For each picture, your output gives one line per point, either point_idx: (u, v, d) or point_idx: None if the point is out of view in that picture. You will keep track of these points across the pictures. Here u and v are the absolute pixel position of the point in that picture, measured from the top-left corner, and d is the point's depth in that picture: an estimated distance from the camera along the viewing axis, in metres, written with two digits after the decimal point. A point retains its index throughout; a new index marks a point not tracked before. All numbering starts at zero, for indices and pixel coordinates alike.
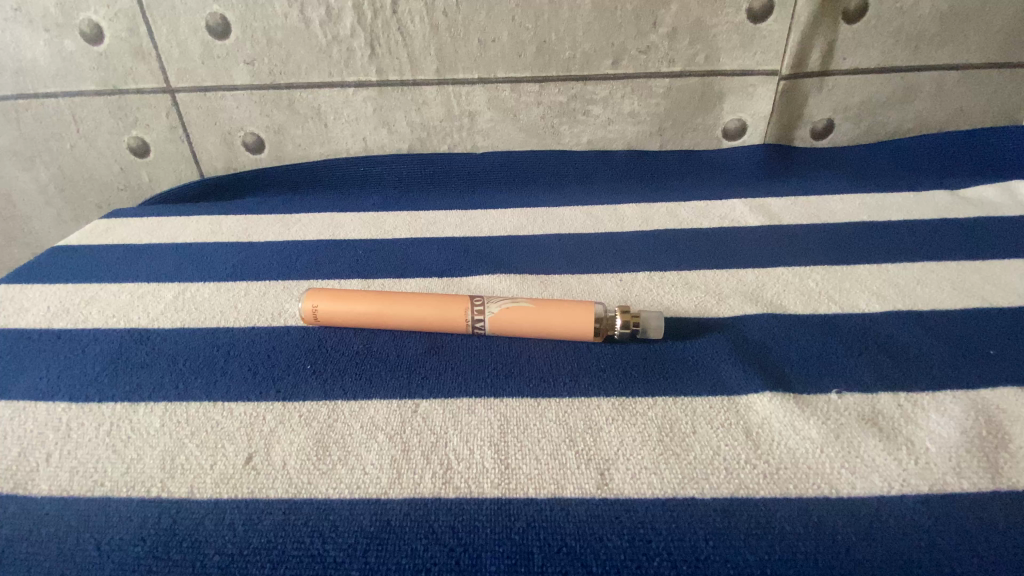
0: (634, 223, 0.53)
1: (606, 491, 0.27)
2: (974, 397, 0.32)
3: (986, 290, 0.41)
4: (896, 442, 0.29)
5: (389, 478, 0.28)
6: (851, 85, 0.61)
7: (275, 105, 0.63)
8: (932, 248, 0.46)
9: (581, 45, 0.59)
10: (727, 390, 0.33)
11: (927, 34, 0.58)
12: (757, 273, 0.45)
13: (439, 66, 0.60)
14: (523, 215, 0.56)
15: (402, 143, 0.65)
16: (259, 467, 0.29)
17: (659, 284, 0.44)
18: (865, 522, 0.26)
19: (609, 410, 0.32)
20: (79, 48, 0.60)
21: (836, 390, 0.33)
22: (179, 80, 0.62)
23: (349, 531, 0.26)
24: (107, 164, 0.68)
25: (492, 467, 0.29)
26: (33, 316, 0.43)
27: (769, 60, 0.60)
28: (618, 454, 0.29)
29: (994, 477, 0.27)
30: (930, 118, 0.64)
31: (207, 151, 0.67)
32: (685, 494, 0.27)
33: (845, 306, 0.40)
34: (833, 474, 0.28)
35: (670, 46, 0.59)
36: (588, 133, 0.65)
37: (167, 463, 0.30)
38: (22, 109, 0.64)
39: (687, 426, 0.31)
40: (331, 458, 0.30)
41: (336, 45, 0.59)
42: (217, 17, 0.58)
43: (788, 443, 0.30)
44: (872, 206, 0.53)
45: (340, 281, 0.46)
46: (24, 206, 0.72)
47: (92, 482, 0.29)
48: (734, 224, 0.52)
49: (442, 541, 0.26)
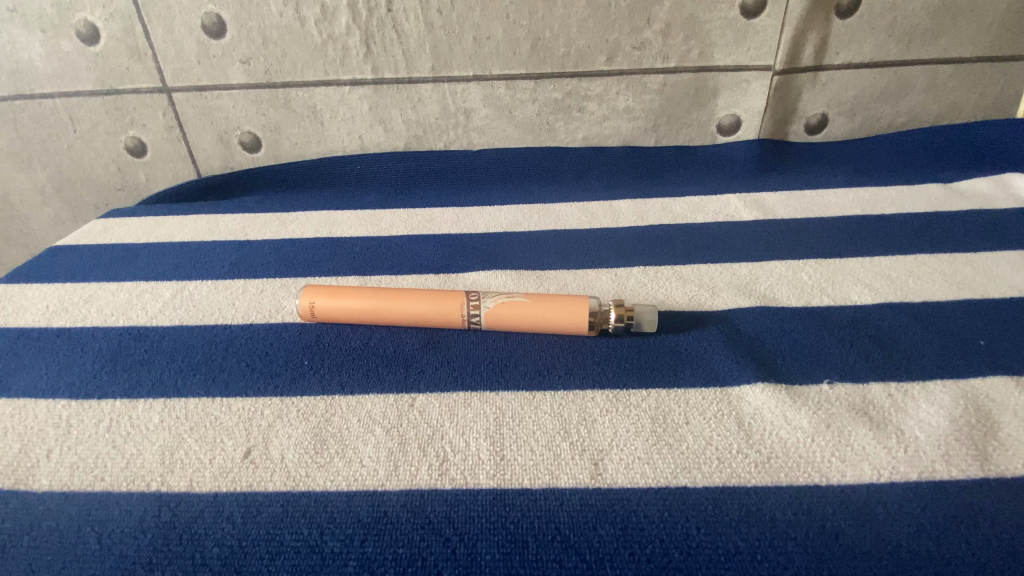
0: (630, 219, 0.54)
1: (600, 480, 0.28)
2: (963, 386, 0.33)
3: (978, 282, 0.41)
4: (886, 432, 0.30)
5: (387, 469, 0.29)
6: (845, 79, 0.61)
7: (272, 104, 0.63)
8: (925, 242, 0.46)
9: (576, 42, 0.59)
10: (720, 381, 0.34)
11: (920, 28, 0.59)
12: (750, 267, 0.45)
13: (435, 64, 0.61)
14: (519, 211, 0.56)
15: (398, 141, 0.66)
16: (258, 460, 0.30)
17: (654, 278, 0.44)
18: (854, 509, 0.26)
19: (603, 402, 0.33)
20: (75, 49, 0.60)
21: (828, 381, 0.33)
22: (175, 79, 0.62)
23: (348, 522, 0.26)
24: (104, 164, 0.69)
25: (488, 459, 0.29)
26: (33, 315, 0.43)
27: (762, 55, 0.60)
28: (612, 445, 0.30)
29: (983, 464, 0.28)
30: (923, 112, 0.64)
31: (204, 150, 0.67)
32: (678, 483, 0.27)
33: (838, 298, 0.41)
34: (823, 462, 0.28)
35: (664, 43, 0.59)
36: (583, 129, 0.65)
37: (167, 458, 0.30)
38: (19, 110, 0.64)
39: (680, 417, 0.31)
40: (329, 452, 0.30)
41: (331, 44, 0.59)
42: (213, 16, 0.58)
43: (780, 433, 0.30)
44: (866, 200, 0.54)
45: (337, 278, 0.46)
46: (23, 206, 0.72)
47: (93, 477, 0.30)
48: (728, 218, 0.53)
49: (438, 531, 0.26)
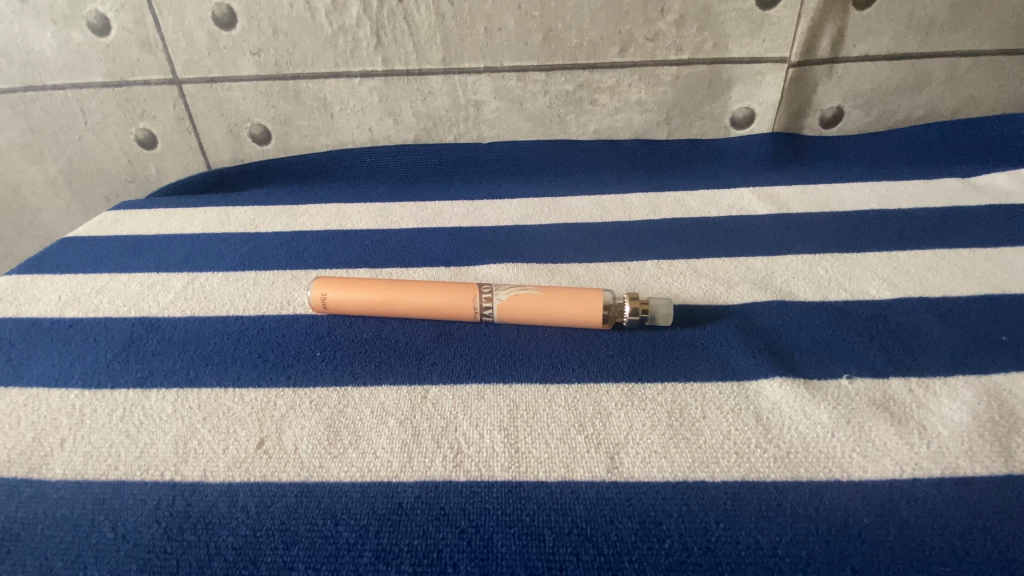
0: (642, 212, 0.53)
1: (616, 474, 0.28)
2: (985, 381, 0.32)
3: (998, 277, 0.40)
4: (908, 427, 0.29)
5: (401, 461, 0.29)
6: (861, 72, 0.60)
7: (281, 96, 0.63)
8: (945, 236, 0.46)
9: (588, 33, 0.59)
10: (737, 375, 0.33)
11: (939, 20, 0.57)
12: (765, 261, 0.45)
13: (446, 55, 0.60)
14: (530, 204, 0.56)
15: (408, 134, 0.66)
16: (271, 451, 0.30)
17: (667, 272, 0.44)
18: (877, 505, 0.26)
19: (618, 396, 0.32)
20: (86, 40, 0.60)
21: (847, 375, 0.33)
22: (186, 71, 0.62)
23: (362, 513, 0.26)
24: (115, 156, 0.69)
25: (502, 451, 0.29)
26: (45, 305, 0.43)
27: (777, 47, 0.59)
28: (628, 438, 0.29)
29: (1007, 460, 0.27)
30: (940, 106, 0.63)
31: (214, 142, 0.67)
32: (696, 477, 0.27)
33: (856, 293, 0.40)
34: (844, 457, 0.28)
35: (677, 34, 0.58)
36: (595, 122, 0.64)
37: (181, 447, 0.30)
38: (30, 101, 0.65)
39: (697, 411, 0.31)
40: (343, 442, 0.30)
41: (341, 35, 0.59)
42: (223, 7, 0.58)
43: (799, 428, 0.29)
44: (882, 195, 0.53)
45: (348, 270, 0.46)
46: (34, 198, 0.72)
47: (107, 466, 0.30)
48: (742, 213, 0.52)
49: (453, 522, 0.26)
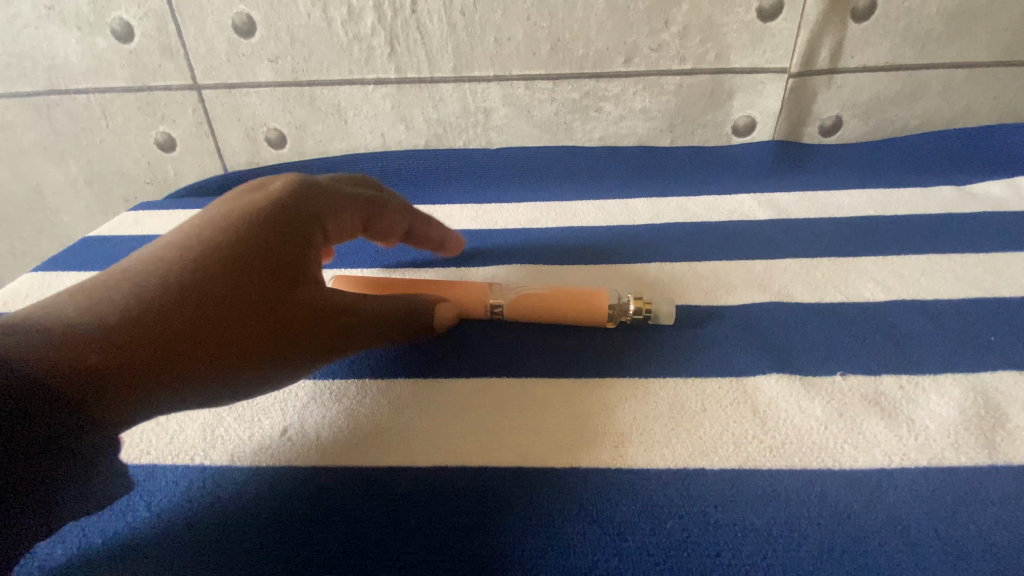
0: (645, 217, 0.55)
1: (621, 461, 0.29)
2: (973, 379, 0.34)
3: (989, 281, 0.42)
4: (897, 421, 0.31)
5: (417, 448, 0.31)
6: (860, 82, 0.62)
7: (297, 102, 0.65)
8: (939, 242, 0.47)
9: (595, 43, 0.61)
10: (736, 371, 0.35)
11: (935, 33, 0.59)
12: (765, 264, 0.46)
13: (457, 63, 0.62)
14: (537, 208, 0.58)
15: (419, 139, 0.68)
16: (295, 438, 0.31)
17: (670, 274, 0.46)
18: (866, 491, 0.27)
19: (622, 389, 0.34)
20: (110, 47, 0.63)
21: (841, 372, 0.34)
22: (206, 77, 0.64)
23: (382, 494, 0.28)
24: (134, 158, 0.71)
25: (513, 440, 0.31)
26: None
27: (778, 58, 0.61)
28: (632, 429, 0.31)
29: (990, 452, 0.29)
30: (937, 115, 0.65)
31: (231, 145, 0.69)
32: (696, 464, 0.29)
33: (851, 295, 0.42)
34: (837, 448, 0.29)
35: (681, 44, 0.60)
36: (600, 129, 0.66)
37: (208, 434, 0.32)
38: (54, 104, 0.67)
39: (698, 404, 0.32)
40: (362, 431, 0.32)
41: (356, 44, 0.61)
42: (243, 16, 0.60)
43: (794, 421, 0.31)
44: (879, 202, 0.54)
45: (363, 270, 0.48)
46: (54, 198, 0.75)
47: (139, 451, 0.31)
48: (743, 218, 0.54)
49: (468, 504, 0.28)
